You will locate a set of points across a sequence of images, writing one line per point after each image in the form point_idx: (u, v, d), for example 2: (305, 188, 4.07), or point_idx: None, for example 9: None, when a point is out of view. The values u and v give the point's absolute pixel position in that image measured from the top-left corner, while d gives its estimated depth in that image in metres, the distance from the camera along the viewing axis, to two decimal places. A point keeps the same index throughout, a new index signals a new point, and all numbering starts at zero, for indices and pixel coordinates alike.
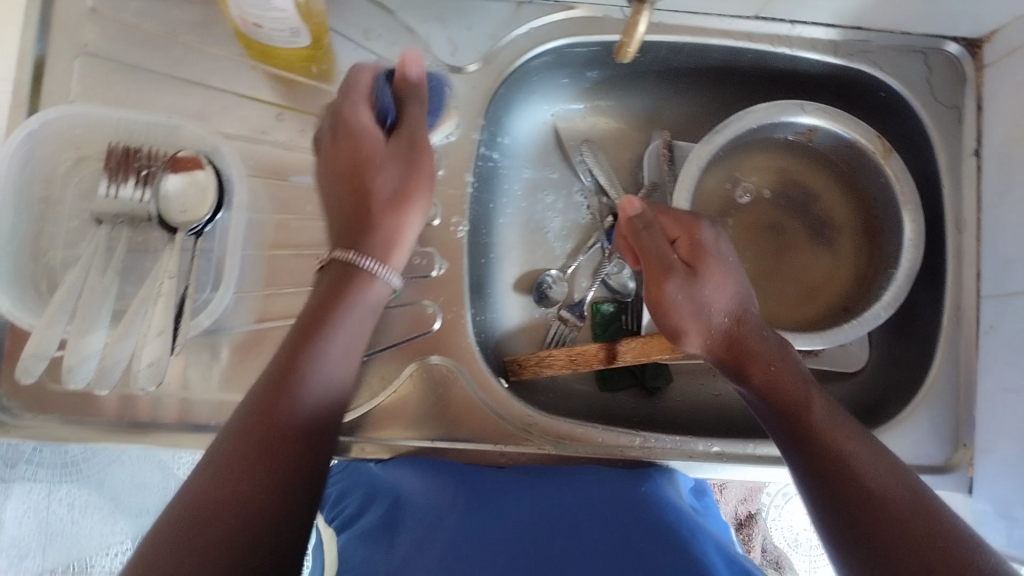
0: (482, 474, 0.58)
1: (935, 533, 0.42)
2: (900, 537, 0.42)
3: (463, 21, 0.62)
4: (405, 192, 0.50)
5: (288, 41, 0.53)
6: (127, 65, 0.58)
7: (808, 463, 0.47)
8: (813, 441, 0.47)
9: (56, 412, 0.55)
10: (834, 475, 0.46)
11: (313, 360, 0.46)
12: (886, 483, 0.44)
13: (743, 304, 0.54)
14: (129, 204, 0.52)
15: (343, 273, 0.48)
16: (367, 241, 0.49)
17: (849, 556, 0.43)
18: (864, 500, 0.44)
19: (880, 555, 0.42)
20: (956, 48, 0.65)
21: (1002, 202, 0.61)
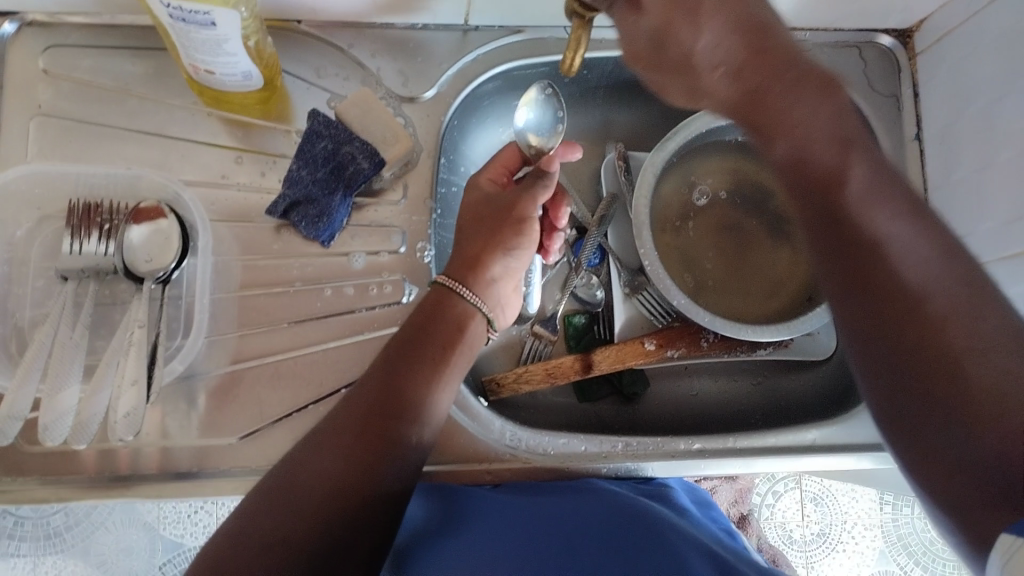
0: (476, 492, 0.58)
1: (966, 335, 0.40)
2: (931, 346, 0.41)
3: (412, 52, 0.63)
4: (513, 253, 0.56)
5: (240, 85, 0.54)
6: (83, 122, 0.59)
7: (839, 246, 0.47)
8: (849, 244, 0.46)
9: (35, 473, 0.55)
10: (870, 288, 0.45)
11: (402, 396, 0.48)
12: (929, 287, 0.43)
13: (732, 43, 0.47)
14: (94, 258, 0.53)
15: (443, 303, 0.53)
16: (475, 281, 0.55)
17: (876, 344, 0.44)
18: (894, 303, 0.43)
19: (911, 360, 0.42)
20: (889, 40, 0.67)
21: (946, 181, 0.63)
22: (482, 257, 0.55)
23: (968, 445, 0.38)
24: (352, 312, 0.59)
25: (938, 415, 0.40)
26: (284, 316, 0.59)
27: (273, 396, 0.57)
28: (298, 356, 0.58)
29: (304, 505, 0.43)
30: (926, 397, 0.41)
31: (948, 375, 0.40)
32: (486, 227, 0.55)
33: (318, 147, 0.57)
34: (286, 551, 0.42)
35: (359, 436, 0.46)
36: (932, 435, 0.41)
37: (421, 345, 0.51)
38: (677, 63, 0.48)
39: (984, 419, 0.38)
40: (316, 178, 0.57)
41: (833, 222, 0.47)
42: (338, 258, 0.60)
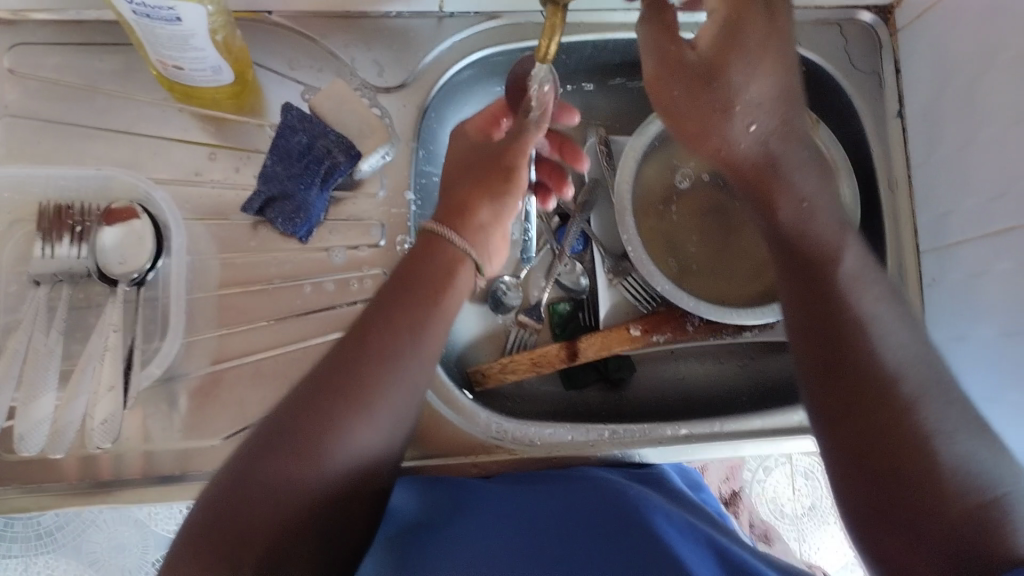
0: (464, 484, 0.58)
1: (924, 433, 0.43)
2: (893, 435, 0.44)
3: (386, 40, 0.62)
4: (501, 200, 0.53)
5: (210, 79, 0.53)
6: (50, 122, 0.58)
7: (822, 322, 0.49)
8: (830, 331, 0.49)
9: (15, 482, 0.54)
10: (841, 372, 0.47)
11: (387, 352, 0.45)
12: (900, 384, 0.45)
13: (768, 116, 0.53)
14: (67, 261, 0.52)
15: (434, 244, 0.51)
16: (464, 227, 0.52)
17: (839, 414, 0.46)
18: (864, 391, 0.46)
19: (870, 445, 0.44)
20: (869, 17, 0.67)
21: (929, 158, 0.63)
22: (468, 203, 0.52)
23: (924, 530, 0.41)
24: (334, 307, 0.59)
25: (897, 501, 0.43)
26: (264, 314, 0.58)
27: (255, 396, 0.56)
28: (279, 354, 0.57)
29: (302, 451, 0.42)
30: (887, 482, 0.43)
31: (909, 460, 0.43)
32: (474, 173, 0.53)
33: (293, 142, 0.55)
34: (283, 500, 0.41)
35: (356, 380, 0.44)
36: (889, 518, 0.43)
37: (415, 287, 0.48)
38: (707, 117, 0.53)
39: (944, 509, 0.41)
40: (288, 175, 0.56)
41: (820, 306, 0.50)
42: (318, 253, 0.59)
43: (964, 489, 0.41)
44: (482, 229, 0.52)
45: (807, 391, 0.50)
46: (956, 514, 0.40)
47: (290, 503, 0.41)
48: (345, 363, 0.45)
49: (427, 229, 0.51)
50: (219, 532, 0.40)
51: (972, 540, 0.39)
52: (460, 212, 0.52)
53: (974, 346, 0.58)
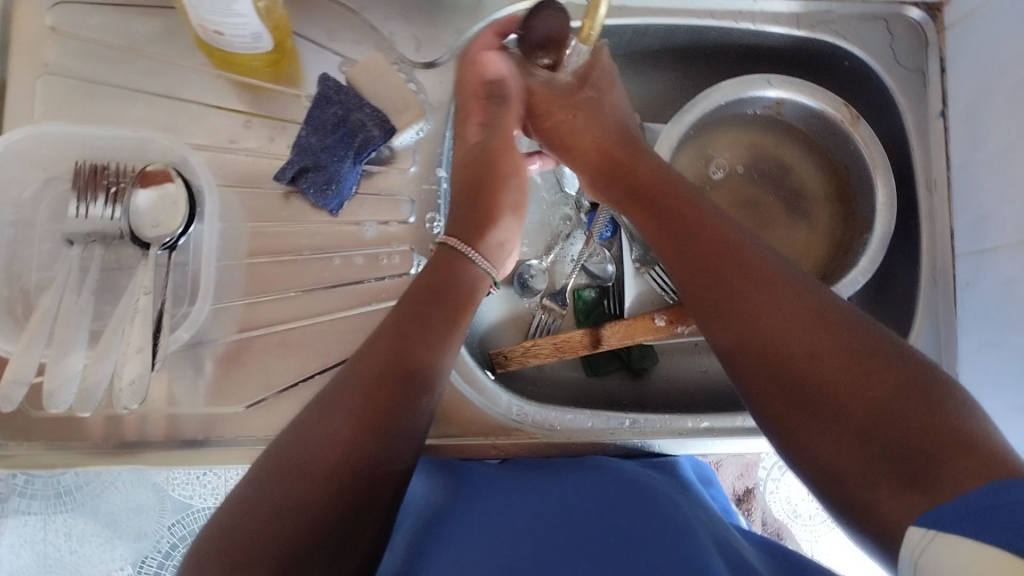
0: (477, 471, 0.58)
1: (823, 312, 0.43)
2: (789, 331, 0.43)
3: (425, 16, 0.61)
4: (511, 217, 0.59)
5: (250, 47, 0.53)
6: (90, 82, 0.58)
7: (692, 242, 0.50)
8: (697, 236, 0.50)
9: (42, 438, 0.55)
10: (723, 275, 0.47)
11: (408, 346, 0.48)
12: (768, 270, 0.46)
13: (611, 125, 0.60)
14: (100, 222, 0.52)
15: (449, 261, 0.54)
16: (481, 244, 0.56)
17: (750, 345, 0.44)
18: (745, 280, 0.46)
19: (763, 344, 0.44)
20: (918, 13, 0.65)
21: (970, 160, 0.61)
22: (486, 212, 0.58)
23: (844, 427, 0.40)
24: (362, 282, 0.59)
25: (791, 392, 0.42)
26: (292, 284, 0.58)
27: (280, 365, 0.57)
28: (306, 326, 0.57)
29: (310, 472, 0.42)
30: (773, 375, 0.43)
31: (823, 380, 0.41)
32: (480, 179, 0.58)
33: (328, 115, 0.56)
34: (293, 521, 0.40)
35: (365, 398, 0.44)
36: (778, 408, 0.43)
37: (431, 302, 0.50)
38: (569, 138, 0.61)
39: (853, 410, 0.39)
40: (323, 147, 0.56)
41: (687, 218, 0.51)
42: (350, 227, 0.59)
43: (877, 361, 0.40)
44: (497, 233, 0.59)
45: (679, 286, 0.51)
46: (861, 403, 0.39)
47: (299, 524, 0.40)
48: (355, 385, 0.45)
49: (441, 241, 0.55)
50: (245, 524, 0.40)
51: (899, 427, 0.38)
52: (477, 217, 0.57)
53: (1008, 353, 0.57)
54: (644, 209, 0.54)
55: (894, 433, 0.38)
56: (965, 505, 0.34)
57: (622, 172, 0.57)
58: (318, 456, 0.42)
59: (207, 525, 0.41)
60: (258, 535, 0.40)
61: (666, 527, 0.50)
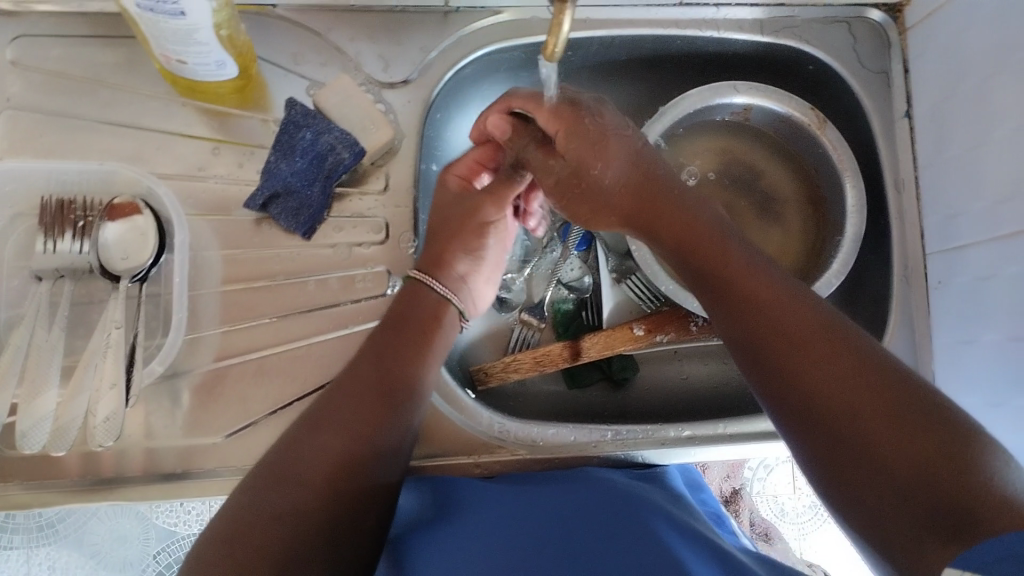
0: (462, 481, 0.57)
1: (871, 363, 0.42)
2: (833, 380, 0.42)
3: (390, 35, 0.61)
4: (479, 254, 0.58)
5: (213, 74, 0.52)
6: (53, 115, 0.57)
7: (729, 283, 0.49)
8: (741, 278, 0.49)
9: (17, 478, 0.54)
10: (763, 319, 0.46)
11: (393, 369, 0.49)
12: (814, 317, 0.45)
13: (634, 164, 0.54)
14: (70, 258, 0.52)
15: (419, 288, 0.54)
16: (442, 276, 0.55)
17: (786, 390, 0.44)
18: (789, 325, 0.45)
19: (808, 393, 0.42)
20: (878, 15, 0.66)
21: (936, 159, 0.62)
22: (449, 256, 0.56)
23: (889, 479, 0.38)
24: (338, 305, 0.58)
25: (834, 442, 0.41)
26: (267, 310, 0.57)
27: (257, 393, 0.56)
28: (283, 352, 0.57)
29: (310, 482, 0.43)
30: (816, 424, 0.42)
31: (862, 428, 0.40)
32: (450, 222, 0.57)
33: (296, 139, 0.55)
34: (297, 529, 0.41)
35: (356, 416, 0.45)
36: (821, 457, 0.41)
37: (406, 331, 0.51)
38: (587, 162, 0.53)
39: (898, 464, 0.38)
40: (291, 172, 0.55)
41: (727, 258, 0.50)
42: (324, 250, 0.59)
43: (922, 419, 0.39)
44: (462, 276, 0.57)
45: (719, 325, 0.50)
46: (904, 456, 0.38)
47: (303, 527, 0.41)
48: (345, 401, 0.46)
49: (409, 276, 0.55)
50: (244, 537, 0.40)
51: (941, 482, 0.37)
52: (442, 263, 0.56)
53: (982, 349, 0.58)
54: (679, 246, 0.52)
55: (935, 488, 0.37)
56: (993, 549, 0.34)
57: (652, 212, 0.53)
58: (312, 469, 0.43)
59: (200, 540, 0.42)
60: (258, 543, 0.40)
61: (648, 537, 0.50)
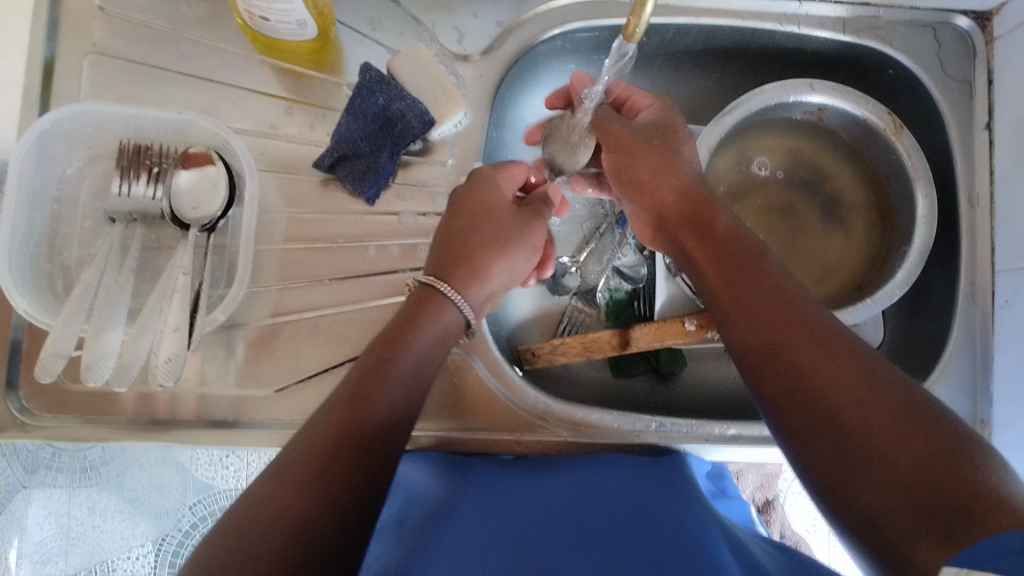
0: (483, 468, 0.57)
1: (882, 376, 0.39)
2: (835, 383, 0.39)
3: (468, 8, 0.61)
4: (513, 270, 0.55)
5: (294, 33, 0.53)
6: (136, 63, 0.59)
7: (744, 287, 0.47)
8: (755, 285, 0.47)
9: (76, 411, 0.56)
10: (776, 324, 0.44)
11: (395, 363, 0.47)
12: (830, 327, 0.43)
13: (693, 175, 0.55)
14: (142, 201, 0.53)
15: (436, 304, 0.50)
16: (474, 290, 0.52)
17: (792, 388, 0.41)
18: (798, 328, 0.43)
19: (811, 394, 0.40)
20: (966, 22, 0.64)
21: (1016, 174, 0.60)
22: (482, 261, 0.53)
23: (893, 480, 0.35)
24: (395, 272, 0.59)
25: (834, 444, 0.38)
26: (326, 271, 0.58)
27: (309, 351, 0.57)
28: (338, 313, 0.58)
29: (317, 474, 0.40)
30: (819, 421, 0.39)
31: (874, 428, 0.37)
32: (492, 225, 0.54)
33: (369, 103, 0.55)
34: (303, 521, 0.38)
35: (355, 413, 0.43)
36: (817, 461, 0.39)
37: (414, 330, 0.48)
38: (650, 179, 0.55)
39: (898, 466, 0.35)
40: (363, 137, 0.56)
41: (749, 267, 0.48)
42: (388, 216, 0.59)
43: (930, 427, 0.36)
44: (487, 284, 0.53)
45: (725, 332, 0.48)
46: (907, 454, 0.35)
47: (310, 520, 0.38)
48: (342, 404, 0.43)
49: (423, 281, 0.51)
50: (246, 536, 0.37)
51: (943, 484, 0.34)
52: (470, 264, 0.52)
53: None
54: (710, 256, 0.50)
55: (936, 491, 0.34)
56: (996, 543, 0.30)
57: (700, 220, 0.52)
58: (316, 470, 0.40)
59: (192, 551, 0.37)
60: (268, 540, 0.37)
61: (682, 536, 0.49)
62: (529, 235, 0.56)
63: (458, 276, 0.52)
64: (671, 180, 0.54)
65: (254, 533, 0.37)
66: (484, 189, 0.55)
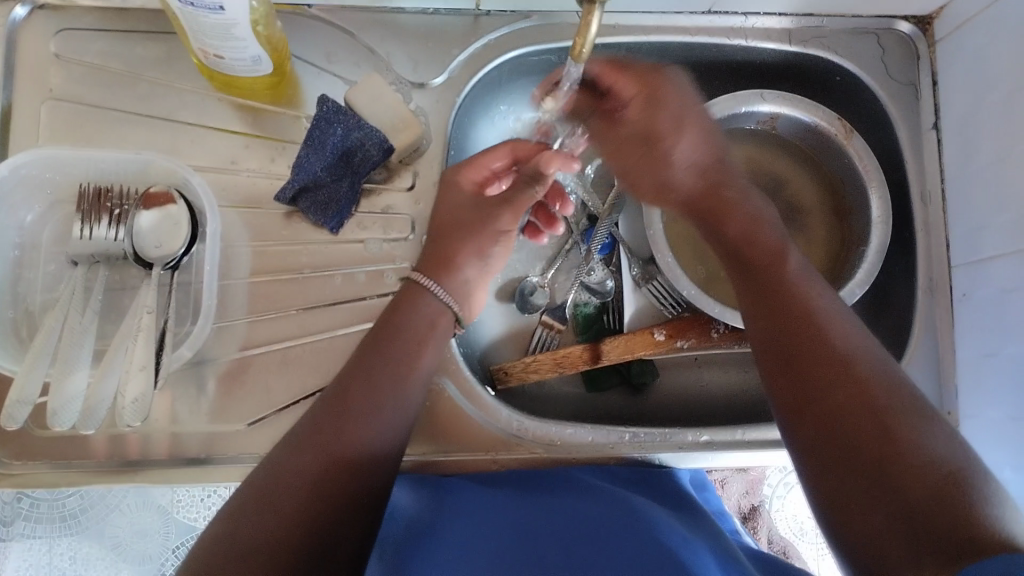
0: (463, 488, 0.58)
1: (895, 403, 0.42)
2: (851, 408, 0.43)
3: (421, 36, 0.62)
4: (486, 259, 0.57)
5: (250, 69, 0.54)
6: (94, 106, 0.59)
7: (770, 298, 0.50)
8: (781, 297, 0.50)
9: (46, 457, 0.56)
10: (800, 339, 0.47)
11: (383, 377, 0.49)
12: (853, 345, 0.46)
13: (710, 153, 0.58)
14: (104, 243, 0.53)
15: (415, 293, 0.53)
16: (447, 279, 0.55)
17: (814, 404, 0.44)
18: (824, 346, 0.46)
19: (829, 415, 0.43)
20: (907, 27, 0.66)
21: (964, 171, 0.62)
22: (455, 257, 0.55)
23: (895, 504, 0.39)
24: (363, 299, 0.59)
25: (848, 464, 0.41)
26: (294, 302, 0.59)
27: (280, 383, 0.57)
28: (307, 343, 0.58)
29: (292, 496, 0.43)
30: (833, 442, 0.42)
31: (885, 455, 0.40)
32: (462, 223, 0.56)
33: (327, 137, 0.56)
34: (275, 545, 0.41)
35: (342, 432, 0.46)
36: (829, 476, 0.42)
37: (400, 342, 0.51)
38: (643, 166, 0.58)
39: (908, 493, 0.38)
40: (322, 172, 0.56)
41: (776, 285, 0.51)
42: (354, 245, 0.60)
43: (934, 462, 0.39)
44: (461, 273, 0.56)
45: (751, 336, 0.51)
46: (912, 483, 0.39)
47: (283, 543, 0.41)
48: (327, 422, 0.46)
49: (407, 277, 0.54)
50: (221, 563, 0.40)
51: (943, 517, 0.37)
52: (444, 261, 0.55)
53: (1006, 364, 0.58)
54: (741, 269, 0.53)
55: (938, 519, 0.37)
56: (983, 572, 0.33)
57: (713, 220, 0.56)
58: (297, 490, 0.43)
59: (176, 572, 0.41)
60: (240, 566, 0.40)
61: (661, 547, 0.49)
62: (504, 222, 0.58)
63: (438, 272, 0.55)
64: (678, 190, 0.58)
65: (229, 562, 0.40)
66: (453, 189, 0.57)
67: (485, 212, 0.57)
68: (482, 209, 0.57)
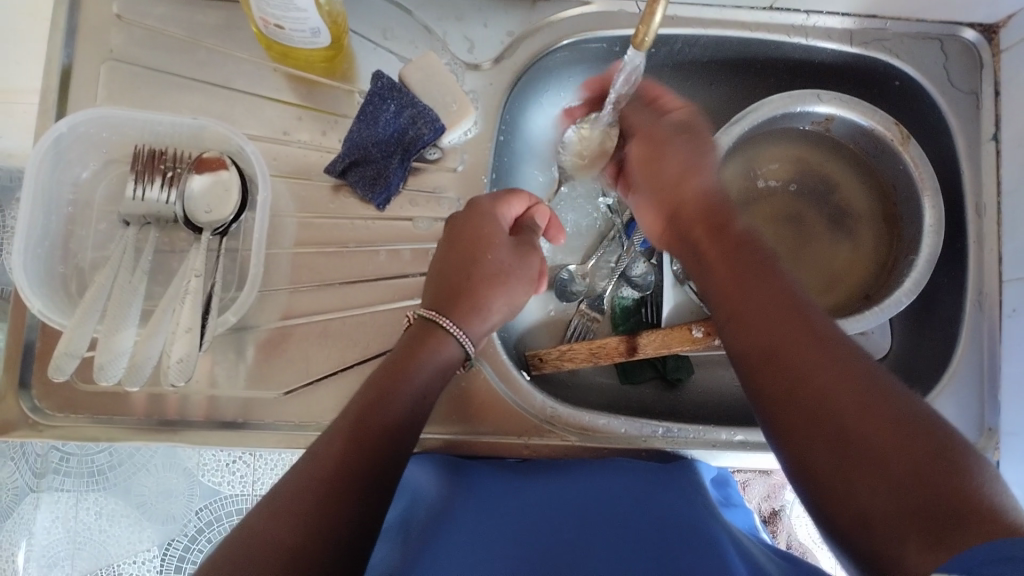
0: (487, 471, 0.57)
1: (879, 381, 0.40)
2: (834, 386, 0.40)
3: (478, 17, 0.62)
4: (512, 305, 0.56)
5: (308, 41, 0.54)
6: (151, 69, 0.60)
7: (747, 285, 0.48)
8: (760, 285, 0.48)
9: (88, 411, 0.57)
10: (774, 323, 0.45)
11: (409, 372, 0.49)
12: (829, 331, 0.44)
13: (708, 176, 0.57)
14: (156, 205, 0.54)
15: (439, 338, 0.51)
16: (472, 325, 0.53)
17: (789, 390, 0.42)
18: (801, 328, 0.44)
19: (808, 394, 0.41)
20: (972, 34, 0.65)
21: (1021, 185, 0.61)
22: (482, 300, 0.54)
23: (885, 481, 0.37)
24: (405, 276, 0.59)
25: (833, 445, 0.39)
26: (336, 275, 0.59)
27: (319, 354, 0.58)
28: (347, 316, 0.58)
29: (324, 475, 0.43)
30: (815, 421, 0.40)
31: (869, 429, 0.38)
32: (492, 266, 0.54)
33: (381, 110, 0.56)
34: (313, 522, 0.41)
35: (369, 415, 0.46)
36: (814, 463, 0.40)
37: (431, 342, 0.51)
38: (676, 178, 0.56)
39: (894, 465, 0.37)
40: (375, 144, 0.57)
41: (751, 271, 0.49)
42: (401, 222, 0.60)
43: (925, 434, 0.37)
44: (483, 316, 0.54)
45: (725, 326, 0.49)
46: (901, 456, 0.37)
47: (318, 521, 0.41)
48: (359, 410, 0.46)
49: (426, 317, 0.52)
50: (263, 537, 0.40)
51: (937, 491, 0.35)
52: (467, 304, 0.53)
53: None
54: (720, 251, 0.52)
55: (932, 492, 0.35)
56: (979, 555, 0.32)
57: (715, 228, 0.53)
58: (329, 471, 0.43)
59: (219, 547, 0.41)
60: (281, 542, 0.40)
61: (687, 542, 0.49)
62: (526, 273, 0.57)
63: (460, 314, 0.52)
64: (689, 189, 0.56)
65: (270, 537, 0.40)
66: (486, 226, 0.55)
67: (511, 258, 0.56)
68: (507, 254, 0.56)
